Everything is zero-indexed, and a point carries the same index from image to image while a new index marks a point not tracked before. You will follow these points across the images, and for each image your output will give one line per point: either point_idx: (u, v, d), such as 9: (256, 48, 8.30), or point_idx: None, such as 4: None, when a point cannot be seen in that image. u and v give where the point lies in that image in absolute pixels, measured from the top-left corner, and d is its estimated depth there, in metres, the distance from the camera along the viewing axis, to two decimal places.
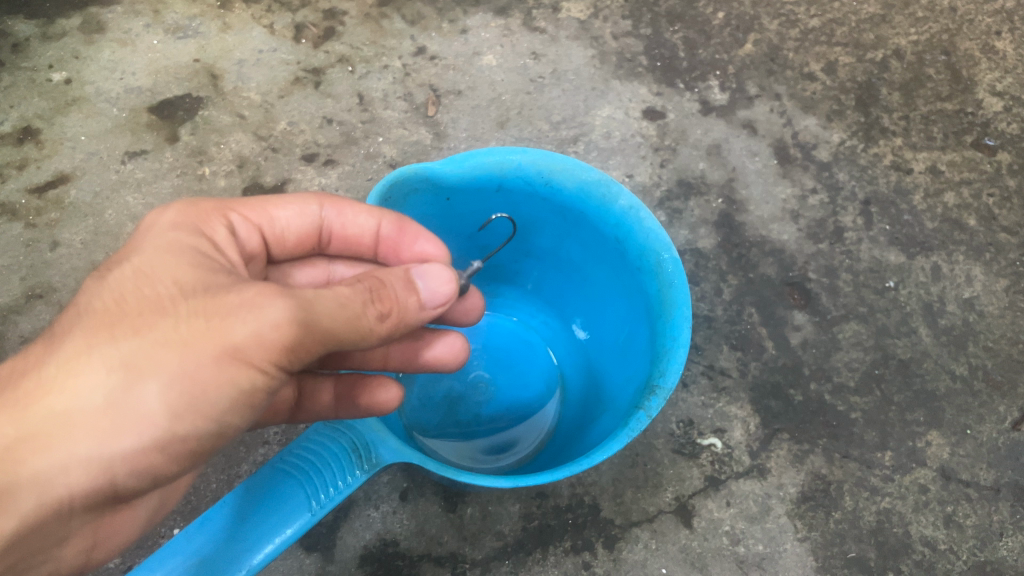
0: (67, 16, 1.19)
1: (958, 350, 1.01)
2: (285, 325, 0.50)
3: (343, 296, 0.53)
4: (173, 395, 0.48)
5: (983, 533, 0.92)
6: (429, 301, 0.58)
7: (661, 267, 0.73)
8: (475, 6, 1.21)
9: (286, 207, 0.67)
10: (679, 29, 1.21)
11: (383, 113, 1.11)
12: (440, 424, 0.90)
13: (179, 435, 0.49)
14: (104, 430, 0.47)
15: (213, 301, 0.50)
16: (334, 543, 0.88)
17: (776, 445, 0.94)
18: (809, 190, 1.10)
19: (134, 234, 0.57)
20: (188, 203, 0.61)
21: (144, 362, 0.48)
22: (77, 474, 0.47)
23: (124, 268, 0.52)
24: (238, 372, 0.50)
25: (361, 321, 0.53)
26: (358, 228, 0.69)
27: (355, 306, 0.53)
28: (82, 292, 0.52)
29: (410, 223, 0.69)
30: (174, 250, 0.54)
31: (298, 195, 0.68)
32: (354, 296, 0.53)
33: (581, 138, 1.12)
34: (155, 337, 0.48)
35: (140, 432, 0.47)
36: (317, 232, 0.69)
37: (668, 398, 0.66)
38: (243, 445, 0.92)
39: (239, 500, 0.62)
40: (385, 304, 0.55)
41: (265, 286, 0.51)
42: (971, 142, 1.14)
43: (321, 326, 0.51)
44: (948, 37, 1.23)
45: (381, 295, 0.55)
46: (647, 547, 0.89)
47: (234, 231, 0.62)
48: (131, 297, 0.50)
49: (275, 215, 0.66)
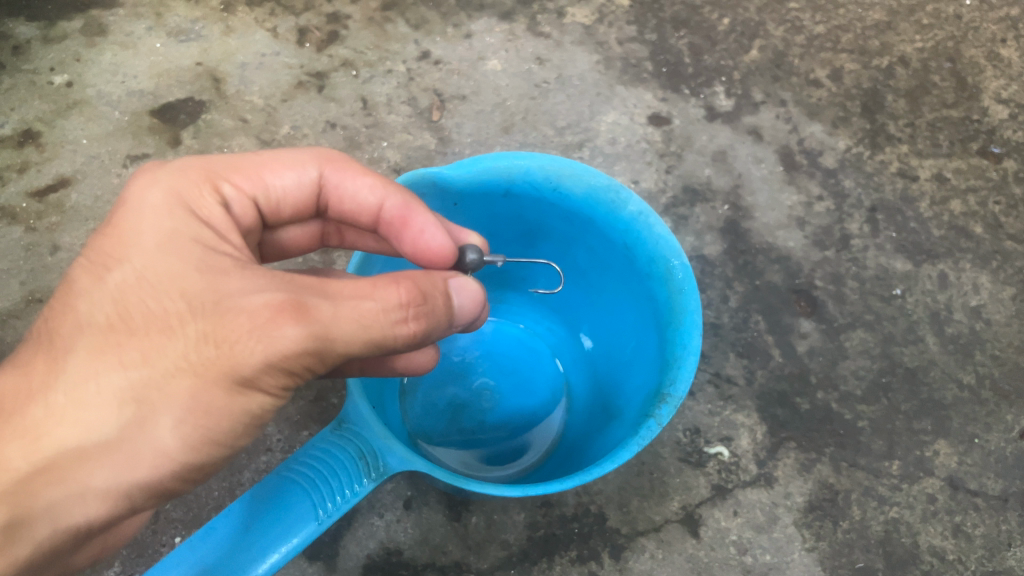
0: (68, 18, 1.18)
1: (964, 359, 1.00)
2: (298, 352, 0.49)
3: (364, 316, 0.51)
4: (186, 428, 0.49)
5: (992, 543, 0.91)
6: (457, 315, 0.59)
7: (671, 274, 0.72)
8: (479, 11, 1.21)
9: (281, 173, 0.63)
10: (685, 35, 1.21)
11: (387, 117, 1.10)
12: (444, 431, 0.89)
13: (192, 464, 0.50)
14: (118, 464, 0.48)
15: (221, 323, 0.49)
16: (337, 552, 0.87)
17: (784, 454, 0.94)
18: (814, 197, 1.09)
19: (126, 214, 0.54)
20: (176, 174, 0.57)
21: (156, 395, 0.48)
22: (94, 505, 0.48)
23: (126, 274, 0.51)
24: (248, 398, 0.51)
25: (386, 342, 0.52)
26: (358, 204, 0.67)
27: (378, 329, 0.51)
28: (81, 298, 0.51)
29: (416, 208, 0.67)
30: (175, 247, 0.52)
31: (293, 159, 0.64)
32: (379, 315, 0.51)
33: (586, 143, 1.11)
34: (165, 366, 0.48)
35: (155, 465, 0.48)
36: (314, 201, 0.67)
37: (679, 406, 0.65)
38: (244, 451, 0.91)
39: (246, 509, 0.61)
40: (421, 323, 0.54)
41: (276, 306, 0.49)
42: (977, 150, 1.14)
43: (337, 351, 0.51)
44: (954, 44, 1.22)
45: (417, 312, 0.53)
46: (653, 557, 0.88)
47: (228, 205, 0.60)
48: (136, 313, 0.49)
49: (271, 184, 0.63)
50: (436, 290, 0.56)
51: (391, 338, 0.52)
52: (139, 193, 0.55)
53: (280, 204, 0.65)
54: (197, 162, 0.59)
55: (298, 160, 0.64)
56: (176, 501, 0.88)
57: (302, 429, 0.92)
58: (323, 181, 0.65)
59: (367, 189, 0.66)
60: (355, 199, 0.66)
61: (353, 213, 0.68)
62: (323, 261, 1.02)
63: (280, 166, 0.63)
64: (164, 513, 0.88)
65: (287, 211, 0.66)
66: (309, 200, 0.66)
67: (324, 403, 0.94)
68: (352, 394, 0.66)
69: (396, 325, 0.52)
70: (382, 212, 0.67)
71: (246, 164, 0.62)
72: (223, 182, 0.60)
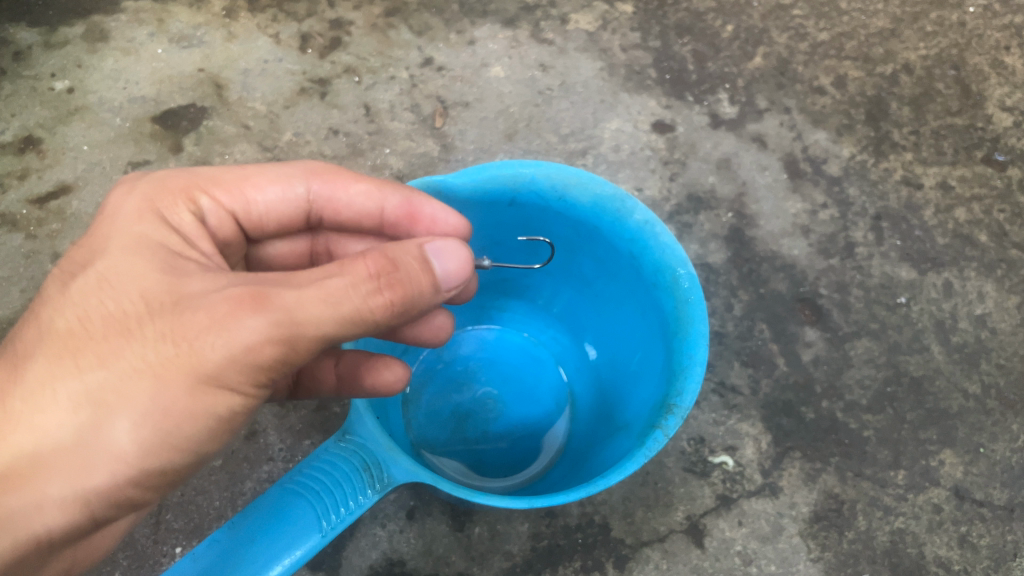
0: (70, 24, 1.18)
1: (970, 368, 1.00)
2: (263, 345, 0.48)
3: (331, 295, 0.49)
4: (144, 432, 0.48)
5: (998, 553, 0.91)
6: (444, 281, 0.54)
7: (678, 283, 0.72)
8: (483, 17, 1.20)
9: (265, 188, 0.63)
10: (688, 42, 1.20)
11: (389, 124, 1.10)
12: (447, 441, 0.88)
13: (153, 469, 0.49)
14: (74, 470, 0.47)
15: (182, 320, 0.48)
16: (339, 563, 0.86)
17: (788, 464, 0.93)
18: (819, 205, 1.09)
19: (100, 223, 0.55)
20: (155, 184, 0.58)
21: (112, 397, 0.47)
22: (51, 515, 0.47)
23: (89, 278, 0.51)
24: (213, 398, 0.49)
25: (362, 318, 0.50)
26: (358, 210, 0.67)
27: (348, 306, 0.49)
28: (45, 306, 0.51)
29: (420, 199, 0.66)
30: (140, 251, 0.53)
31: (281, 175, 0.63)
32: (348, 291, 0.49)
33: (590, 150, 1.11)
34: (122, 367, 0.48)
35: (111, 470, 0.47)
36: (304, 216, 0.66)
37: (686, 417, 0.65)
38: (246, 461, 0.90)
39: (249, 520, 0.60)
40: (397, 291, 0.50)
41: (236, 299, 0.48)
42: (982, 158, 1.14)
43: (307, 336, 0.49)
44: (957, 52, 1.22)
45: (390, 281, 0.50)
46: (657, 567, 0.87)
47: (204, 217, 0.60)
48: (96, 317, 0.49)
49: (253, 200, 0.63)
50: (408, 256, 0.52)
51: (365, 312, 0.50)
52: (117, 204, 0.57)
53: (263, 219, 0.64)
54: (178, 175, 0.59)
55: (284, 175, 0.63)
56: (177, 511, 0.87)
57: (305, 438, 0.92)
58: (312, 195, 0.65)
59: (363, 196, 0.66)
60: (352, 206, 0.66)
61: (352, 220, 0.68)
62: None
63: (264, 180, 0.63)
64: (165, 523, 0.87)
65: (271, 227, 0.66)
66: (300, 213, 0.66)
67: (327, 413, 0.93)
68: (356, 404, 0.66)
69: (369, 296, 0.50)
70: (385, 215, 0.67)
71: (231, 177, 0.62)
72: (199, 188, 0.60)
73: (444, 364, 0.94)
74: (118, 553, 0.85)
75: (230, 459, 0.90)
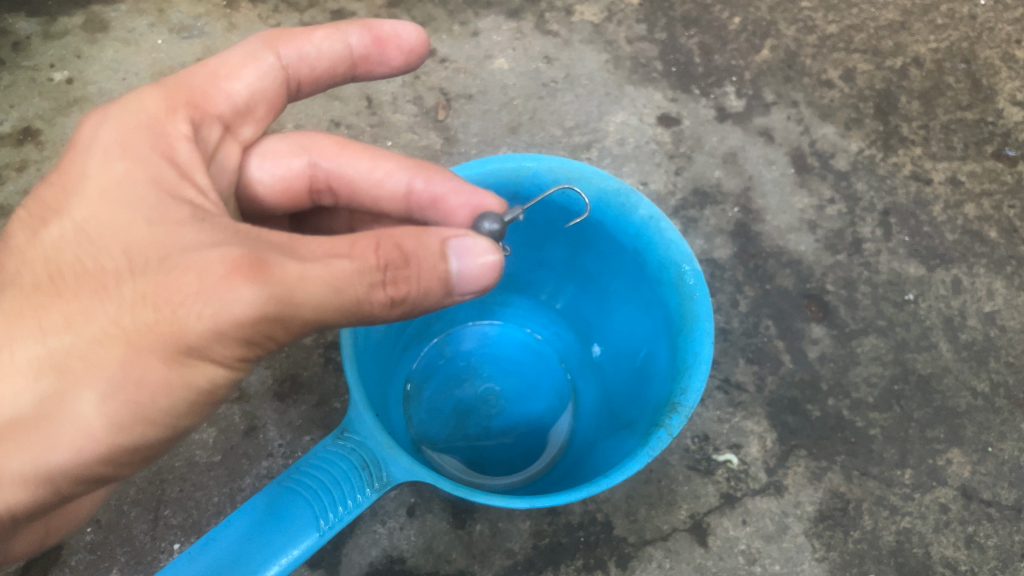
0: (69, 14, 1.16)
1: (979, 366, 0.99)
2: (253, 315, 0.47)
3: (336, 277, 0.48)
4: (113, 405, 0.47)
5: (1005, 554, 0.90)
6: (456, 284, 0.53)
7: (683, 280, 0.71)
8: (487, 8, 1.19)
9: (240, 75, 0.62)
10: (695, 34, 1.19)
11: (392, 117, 1.09)
12: (449, 437, 0.88)
13: (124, 443, 0.49)
14: (37, 441, 0.47)
15: (164, 283, 0.47)
16: (339, 560, 0.85)
17: (794, 462, 0.92)
18: (826, 200, 1.08)
19: (75, 156, 0.53)
20: (130, 112, 0.56)
21: (78, 364, 0.47)
22: (16, 486, 0.48)
23: (64, 228, 0.50)
24: (192, 370, 0.49)
25: (360, 307, 0.49)
26: (328, 62, 0.65)
27: (351, 291, 0.49)
28: (14, 257, 0.50)
29: (377, 21, 0.65)
30: (122, 199, 0.51)
31: (247, 52, 0.62)
32: (354, 277, 0.48)
33: (594, 144, 1.09)
34: (94, 331, 0.47)
35: (80, 443, 0.48)
36: (286, 90, 0.65)
37: (690, 416, 0.64)
38: (246, 457, 0.89)
39: (247, 519, 0.59)
40: (400, 288, 0.50)
41: (231, 263, 0.47)
42: (992, 153, 1.12)
43: (301, 315, 0.48)
44: (968, 45, 1.20)
45: (396, 276, 0.50)
46: (661, 566, 0.86)
47: (199, 128, 0.59)
48: (70, 274, 0.49)
49: (233, 91, 0.62)
50: (424, 250, 0.51)
51: (364, 303, 0.49)
52: (92, 136, 0.54)
53: (251, 106, 0.63)
54: (156, 93, 0.57)
55: (249, 52, 0.62)
56: (176, 507, 0.87)
57: (305, 434, 0.91)
58: (284, 65, 0.64)
59: (327, 42, 0.64)
60: (321, 59, 0.64)
61: (327, 77, 0.66)
62: None
63: (235, 66, 0.62)
64: (163, 519, 0.86)
65: (262, 112, 0.65)
66: (279, 91, 0.64)
67: (327, 408, 0.92)
68: (355, 401, 0.62)
69: (372, 289, 0.49)
70: (352, 55, 0.65)
71: (203, 79, 0.61)
72: (186, 112, 0.58)
73: (446, 360, 0.94)
74: (116, 548, 0.85)
75: (229, 455, 0.89)
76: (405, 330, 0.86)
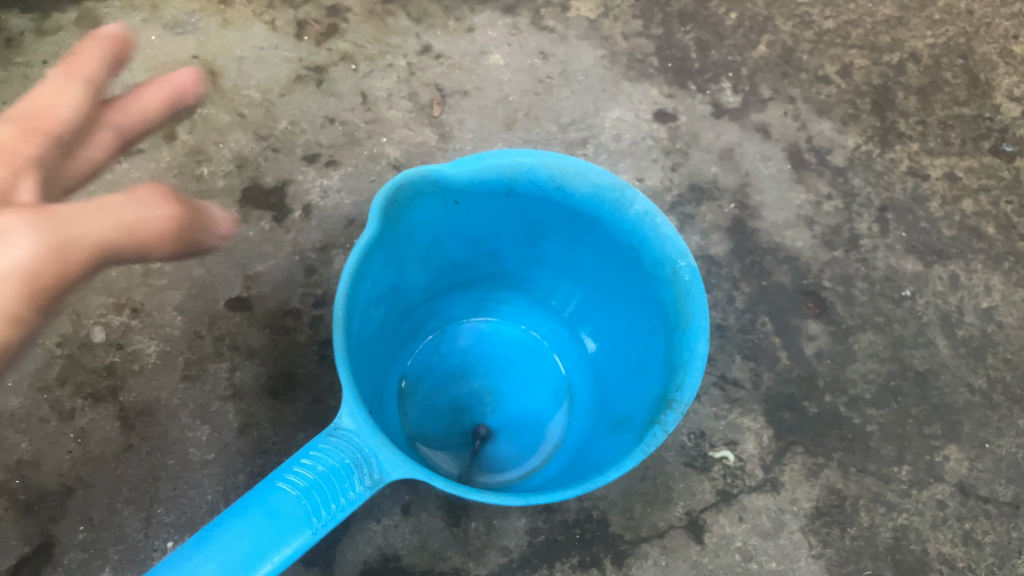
0: (61, 10, 1.16)
1: (976, 362, 0.98)
2: (33, 265, 0.47)
3: (106, 207, 0.52)
4: None
5: (1002, 550, 0.89)
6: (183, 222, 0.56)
7: (678, 276, 0.70)
8: (482, 3, 1.18)
9: (67, 100, 0.62)
10: (692, 29, 1.18)
11: (387, 113, 1.08)
12: (444, 434, 0.87)
13: None
14: None
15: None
16: (333, 557, 0.85)
17: (791, 459, 0.92)
18: (823, 196, 1.07)
19: None
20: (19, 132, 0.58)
21: None
22: None
23: None
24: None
25: (115, 244, 0.52)
26: (149, 118, 0.73)
27: (121, 227, 0.52)
28: None
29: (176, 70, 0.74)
30: None
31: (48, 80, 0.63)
32: (121, 206, 0.53)
33: (590, 140, 1.09)
34: None
35: None
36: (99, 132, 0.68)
37: (686, 412, 0.64)
38: (240, 455, 0.89)
39: (240, 517, 0.59)
40: (133, 236, 0.53)
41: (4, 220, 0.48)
42: (989, 149, 1.12)
43: (76, 251, 0.49)
44: (966, 41, 1.20)
45: (136, 216, 0.53)
46: (656, 563, 0.86)
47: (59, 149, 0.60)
48: None
49: (59, 114, 0.61)
50: (138, 205, 0.53)
51: (115, 245, 0.52)
52: None
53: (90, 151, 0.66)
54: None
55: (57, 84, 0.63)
56: (170, 505, 0.87)
57: (299, 431, 0.90)
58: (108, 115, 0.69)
59: (155, 100, 0.73)
60: (149, 111, 0.72)
61: (144, 125, 0.73)
62: (321, 259, 0.99)
63: (58, 94, 0.61)
64: (157, 517, 0.86)
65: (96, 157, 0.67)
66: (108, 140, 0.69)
67: (322, 405, 0.92)
68: (347, 398, 0.62)
69: (99, 224, 0.51)
70: (175, 99, 0.74)
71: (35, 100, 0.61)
72: (43, 139, 0.59)
73: (440, 358, 0.93)
74: (109, 547, 0.85)
75: (224, 453, 0.89)
76: (399, 327, 0.85)
